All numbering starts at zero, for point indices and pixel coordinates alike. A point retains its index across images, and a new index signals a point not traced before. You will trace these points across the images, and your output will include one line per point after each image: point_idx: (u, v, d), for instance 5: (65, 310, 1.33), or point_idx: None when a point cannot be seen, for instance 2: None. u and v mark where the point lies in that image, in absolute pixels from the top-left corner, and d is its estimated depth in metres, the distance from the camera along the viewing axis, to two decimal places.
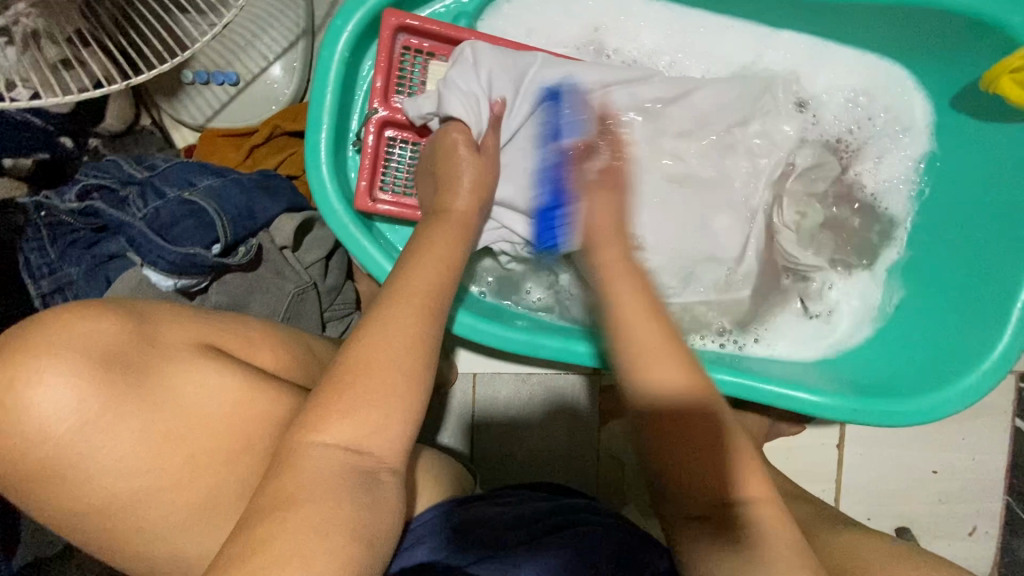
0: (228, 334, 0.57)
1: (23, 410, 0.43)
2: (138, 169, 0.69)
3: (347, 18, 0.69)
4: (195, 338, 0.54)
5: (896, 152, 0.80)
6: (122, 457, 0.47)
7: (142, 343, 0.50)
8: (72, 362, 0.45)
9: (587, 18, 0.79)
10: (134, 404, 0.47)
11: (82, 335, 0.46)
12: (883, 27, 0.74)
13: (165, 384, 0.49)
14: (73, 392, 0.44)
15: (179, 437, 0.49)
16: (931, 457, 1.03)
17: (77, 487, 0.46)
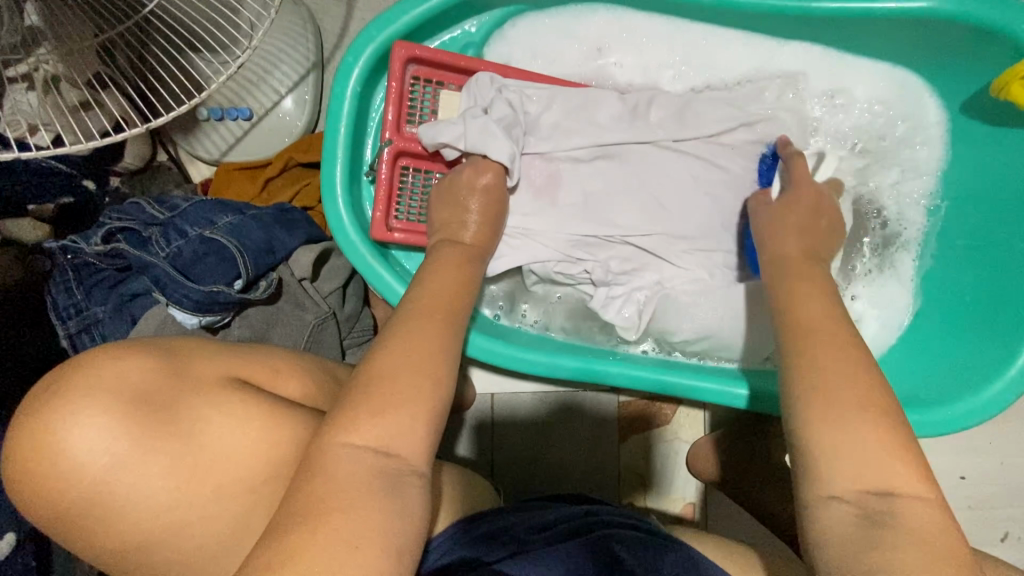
0: (253, 365, 0.58)
1: (58, 452, 0.44)
2: (159, 209, 0.71)
3: (357, 54, 0.71)
4: (223, 371, 0.54)
5: (914, 158, 0.79)
6: (153, 493, 0.47)
7: (172, 379, 0.50)
8: (105, 404, 0.45)
9: (592, 41, 0.79)
10: (163, 441, 0.47)
11: (113, 376, 0.47)
12: (889, 37, 0.74)
13: (193, 420, 0.50)
14: (108, 431, 0.45)
15: (209, 469, 0.50)
16: (958, 462, 1.02)
17: (112, 524, 0.46)
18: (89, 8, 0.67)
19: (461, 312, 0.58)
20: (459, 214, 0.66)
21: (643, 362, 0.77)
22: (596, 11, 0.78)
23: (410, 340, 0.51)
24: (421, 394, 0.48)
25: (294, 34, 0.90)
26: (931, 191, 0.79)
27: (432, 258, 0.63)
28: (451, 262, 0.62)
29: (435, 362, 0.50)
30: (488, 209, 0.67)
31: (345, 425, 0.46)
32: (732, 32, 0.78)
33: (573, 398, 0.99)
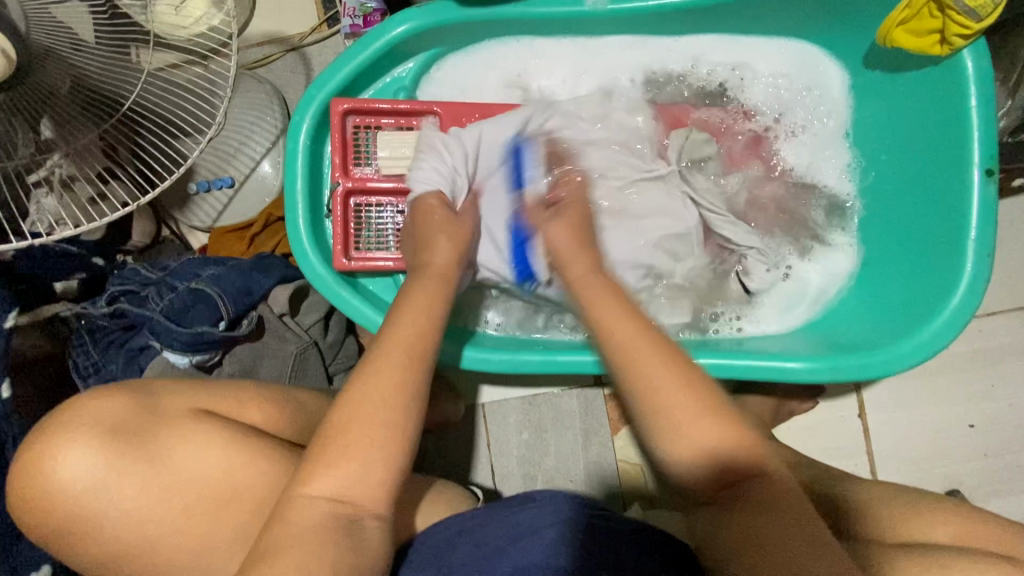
0: (219, 397, 0.65)
1: (51, 473, 0.55)
2: (153, 271, 0.81)
3: (303, 113, 0.81)
4: (191, 404, 0.62)
5: (826, 120, 0.84)
6: (127, 508, 0.56)
7: (146, 412, 0.60)
8: (89, 433, 0.56)
9: (511, 66, 0.88)
10: (135, 462, 0.57)
11: (95, 412, 0.57)
12: (775, 15, 0.80)
13: (162, 445, 0.58)
14: (90, 460, 0.55)
15: (177, 489, 0.58)
16: (965, 411, 0.99)
17: (95, 536, 0.56)
18: (91, 108, 0.72)
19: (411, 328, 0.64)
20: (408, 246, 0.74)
21: None
22: (508, 40, 0.87)
23: (357, 364, 0.59)
24: (361, 391, 0.55)
25: (262, 107, 1.03)
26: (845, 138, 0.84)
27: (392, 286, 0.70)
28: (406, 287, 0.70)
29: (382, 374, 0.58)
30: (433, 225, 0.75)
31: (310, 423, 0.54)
32: (633, 36, 0.86)
33: (561, 398, 1.05)
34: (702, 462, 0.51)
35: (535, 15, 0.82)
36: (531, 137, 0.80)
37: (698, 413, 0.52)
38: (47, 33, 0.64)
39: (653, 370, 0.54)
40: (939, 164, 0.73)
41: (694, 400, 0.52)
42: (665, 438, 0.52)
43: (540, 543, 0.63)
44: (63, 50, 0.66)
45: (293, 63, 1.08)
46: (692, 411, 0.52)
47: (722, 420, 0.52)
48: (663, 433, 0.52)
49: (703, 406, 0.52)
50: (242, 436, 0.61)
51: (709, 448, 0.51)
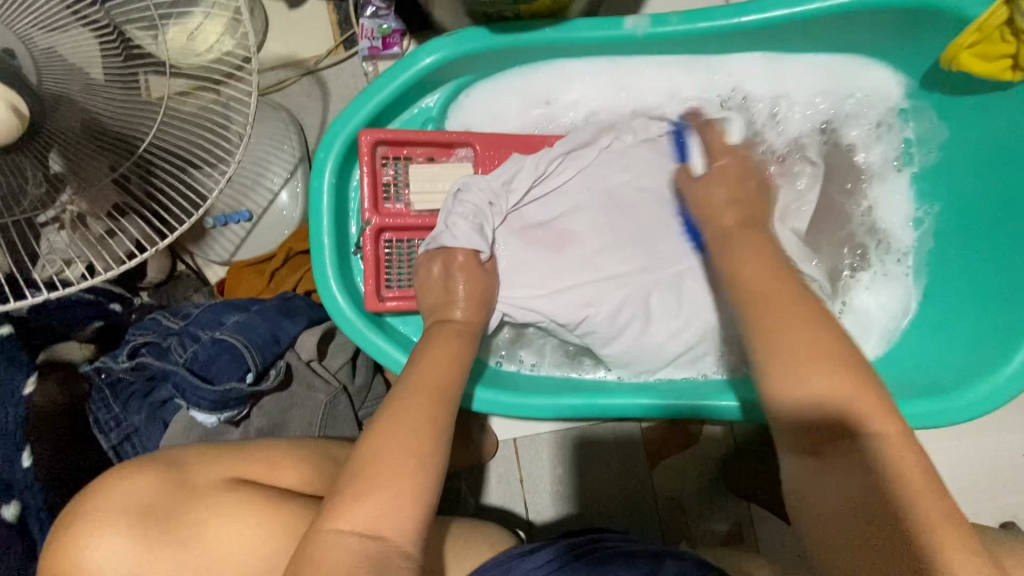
0: (252, 461, 0.59)
1: (79, 563, 0.49)
2: (173, 320, 0.78)
3: (327, 149, 0.77)
4: (224, 474, 0.56)
5: (883, 143, 0.79)
6: None
7: (176, 490, 0.53)
8: (118, 521, 0.50)
9: (543, 92, 0.84)
10: (167, 549, 0.51)
11: (119, 496, 0.51)
12: (827, 34, 0.76)
13: (194, 526, 0.52)
14: (122, 549, 0.49)
15: (212, 573, 0.52)
16: (1020, 439, 0.95)
17: None
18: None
19: (453, 384, 0.60)
20: (448, 294, 0.70)
21: (659, 388, 0.79)
22: (541, 65, 0.82)
23: (394, 423, 0.54)
24: (404, 462, 0.51)
25: (278, 136, 0.99)
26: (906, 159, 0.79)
27: (430, 334, 0.67)
28: (444, 334, 0.66)
29: (428, 441, 0.53)
30: (472, 271, 0.71)
31: (349, 492, 0.50)
32: (672, 59, 0.82)
33: (595, 432, 1.01)
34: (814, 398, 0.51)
35: (571, 40, 0.77)
36: (565, 169, 0.77)
37: (841, 373, 0.51)
38: (58, 78, 0.58)
39: (767, 308, 0.55)
40: (1016, 193, 0.70)
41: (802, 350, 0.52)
42: (777, 375, 0.52)
43: None
44: (76, 95, 0.60)
45: (309, 87, 1.04)
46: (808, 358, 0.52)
47: (836, 365, 0.52)
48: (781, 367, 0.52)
49: (809, 351, 0.52)
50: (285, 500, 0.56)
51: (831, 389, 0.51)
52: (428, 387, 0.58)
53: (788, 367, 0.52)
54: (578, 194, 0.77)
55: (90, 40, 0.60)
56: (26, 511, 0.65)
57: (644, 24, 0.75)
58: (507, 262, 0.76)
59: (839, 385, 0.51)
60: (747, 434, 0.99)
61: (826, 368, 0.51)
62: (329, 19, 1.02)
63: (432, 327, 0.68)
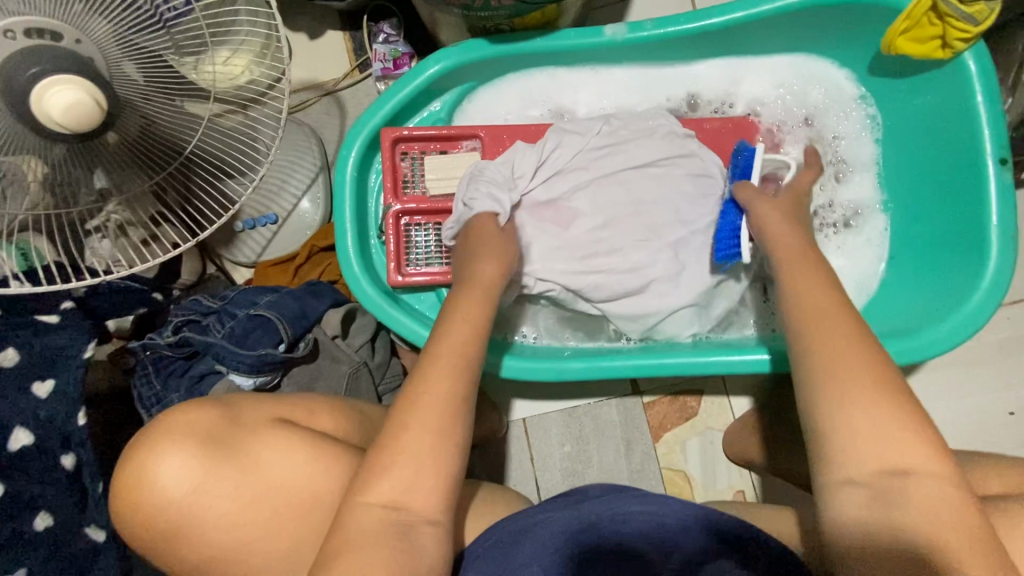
0: (294, 406, 0.65)
1: (150, 481, 0.55)
2: (213, 300, 0.85)
3: (350, 147, 0.88)
4: (271, 412, 0.62)
5: (846, 122, 0.89)
6: (221, 513, 0.56)
7: (232, 423, 0.60)
8: (184, 444, 0.56)
9: (538, 94, 0.95)
10: (224, 469, 0.57)
11: (184, 425, 0.57)
12: (782, 35, 0.87)
13: (248, 453, 0.58)
14: (186, 467, 0.56)
15: (264, 492, 0.58)
16: (1003, 398, 1.00)
17: (191, 541, 0.56)
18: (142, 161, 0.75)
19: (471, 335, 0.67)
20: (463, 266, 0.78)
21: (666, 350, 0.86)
22: (536, 71, 0.94)
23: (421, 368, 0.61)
24: (430, 392, 0.58)
25: (302, 148, 1.10)
26: (862, 135, 0.89)
27: None
28: None
29: (453, 377, 0.60)
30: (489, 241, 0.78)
31: None
32: (650, 62, 0.93)
33: (600, 409, 1.06)
34: (869, 468, 0.54)
35: (561, 47, 0.89)
36: (566, 154, 0.87)
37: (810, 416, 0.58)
38: (128, 89, 0.68)
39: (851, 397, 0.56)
40: (952, 159, 0.79)
41: (883, 434, 0.54)
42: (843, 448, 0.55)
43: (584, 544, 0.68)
44: (140, 103, 0.69)
45: (328, 106, 1.16)
46: (854, 406, 0.55)
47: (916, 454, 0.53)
48: (842, 415, 0.55)
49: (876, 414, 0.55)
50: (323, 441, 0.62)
51: (872, 452, 0.54)
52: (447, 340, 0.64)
53: (851, 432, 0.55)
54: (576, 174, 0.86)
55: (138, 75, 0.68)
56: (83, 463, 0.67)
57: (623, 31, 0.86)
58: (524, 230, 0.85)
59: (933, 462, 0.53)
60: (743, 405, 1.05)
61: (880, 403, 0.55)
62: (345, 47, 1.16)
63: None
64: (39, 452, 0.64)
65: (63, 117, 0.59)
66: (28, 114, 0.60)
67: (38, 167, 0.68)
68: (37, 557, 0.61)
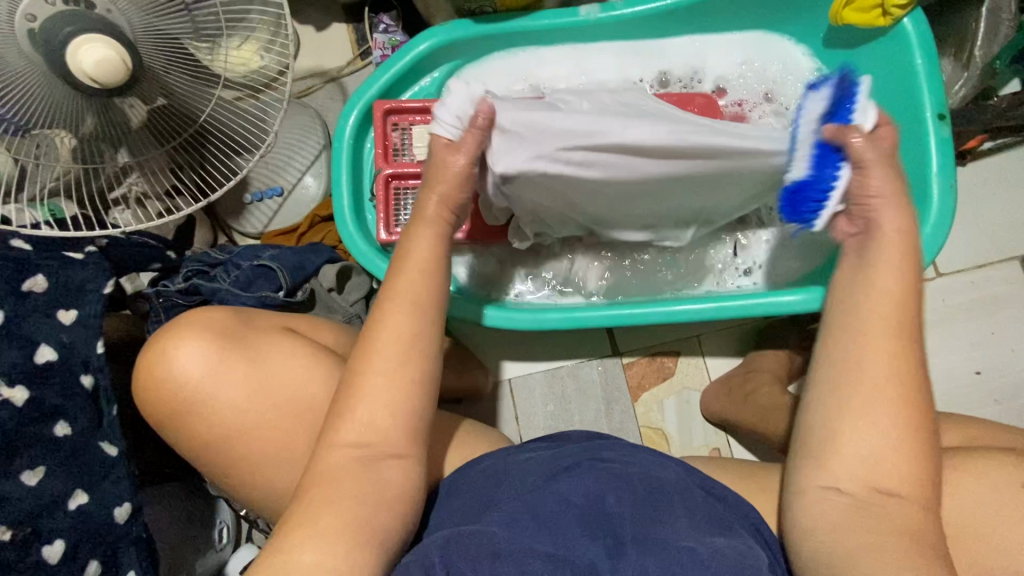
0: (301, 325, 0.73)
1: (169, 364, 0.62)
2: (221, 255, 0.94)
3: (347, 117, 0.96)
4: (280, 325, 0.70)
5: (806, 92, 0.96)
6: (230, 396, 0.62)
7: (243, 326, 0.67)
8: (200, 334, 0.64)
9: (520, 71, 1.03)
10: (235, 358, 0.63)
11: (203, 321, 0.65)
12: (741, 13, 0.95)
13: (258, 348, 0.65)
14: (200, 352, 0.62)
15: (268, 386, 0.63)
16: (969, 359, 1.04)
17: (200, 420, 0.62)
18: (157, 133, 0.84)
19: None
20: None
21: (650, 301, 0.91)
22: (519, 52, 1.03)
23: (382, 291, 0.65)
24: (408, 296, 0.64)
25: (306, 127, 1.19)
26: None
27: None
28: None
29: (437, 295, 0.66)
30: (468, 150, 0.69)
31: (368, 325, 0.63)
32: (624, 42, 1.02)
33: (582, 370, 1.11)
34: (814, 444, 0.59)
35: (540, 27, 0.97)
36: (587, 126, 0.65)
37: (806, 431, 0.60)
38: (152, 58, 0.77)
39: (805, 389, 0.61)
40: (899, 120, 0.86)
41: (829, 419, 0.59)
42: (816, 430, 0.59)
43: (558, 473, 0.72)
44: (161, 73, 0.78)
45: (332, 91, 1.25)
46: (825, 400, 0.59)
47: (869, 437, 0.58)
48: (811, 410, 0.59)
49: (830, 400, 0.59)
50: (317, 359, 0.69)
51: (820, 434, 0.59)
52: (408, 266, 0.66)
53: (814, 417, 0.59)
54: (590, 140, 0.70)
55: (160, 54, 0.77)
56: (100, 385, 0.74)
57: (595, 10, 0.95)
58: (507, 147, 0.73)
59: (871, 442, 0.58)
60: (719, 366, 1.09)
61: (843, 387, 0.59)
62: (348, 37, 1.26)
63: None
64: (64, 369, 0.71)
65: (93, 71, 0.69)
66: (66, 70, 0.70)
67: (67, 139, 0.78)
68: (54, 459, 0.68)
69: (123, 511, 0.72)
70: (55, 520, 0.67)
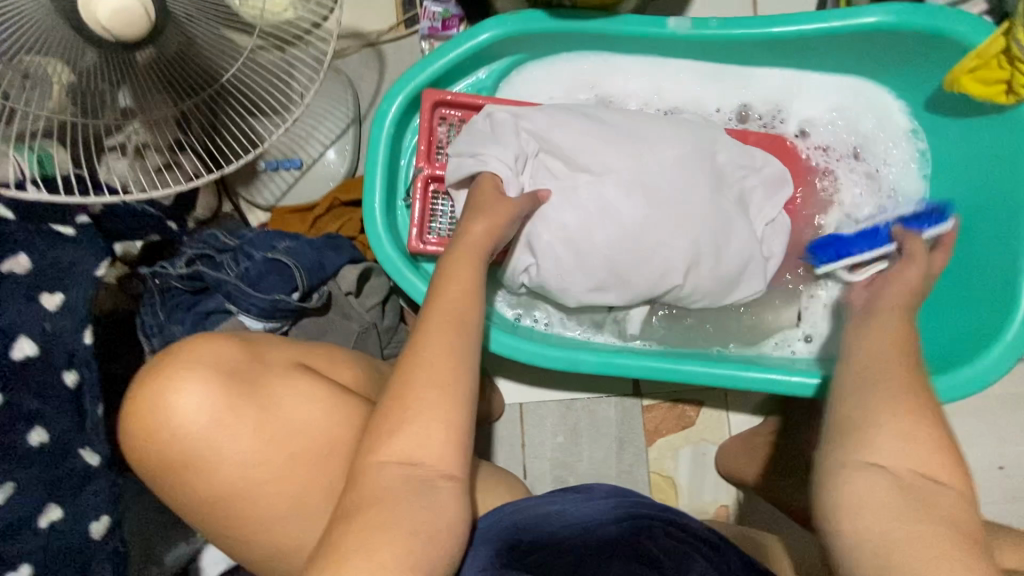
0: (316, 355, 0.65)
1: (168, 410, 0.53)
2: (229, 238, 0.83)
3: (390, 101, 0.85)
4: (293, 356, 0.61)
5: (893, 155, 0.88)
6: (240, 452, 0.54)
7: (252, 361, 0.58)
8: (203, 374, 0.54)
9: (587, 78, 0.92)
10: (246, 407, 0.55)
11: (206, 355, 0.56)
12: (843, 54, 0.85)
13: (269, 393, 0.57)
14: (204, 397, 0.54)
15: (283, 435, 0.56)
16: (995, 453, 1.01)
17: (206, 478, 0.54)
18: (174, 86, 0.71)
19: None
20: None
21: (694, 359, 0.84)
22: (589, 56, 0.92)
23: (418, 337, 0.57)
24: (449, 348, 0.55)
25: (336, 97, 1.07)
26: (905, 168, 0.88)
27: None
28: None
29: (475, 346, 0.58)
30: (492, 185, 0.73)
31: (405, 378, 0.54)
32: (705, 64, 0.91)
33: (598, 405, 1.05)
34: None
35: (621, 32, 0.86)
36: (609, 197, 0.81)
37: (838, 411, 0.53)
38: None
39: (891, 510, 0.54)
40: (1000, 209, 0.78)
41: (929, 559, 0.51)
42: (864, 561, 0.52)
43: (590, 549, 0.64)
44: (183, 18, 0.67)
45: (368, 57, 1.12)
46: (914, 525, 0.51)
47: None
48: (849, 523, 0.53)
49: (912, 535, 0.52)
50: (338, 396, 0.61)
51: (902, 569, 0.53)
52: (451, 311, 0.58)
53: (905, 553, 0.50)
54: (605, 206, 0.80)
55: None
56: (85, 383, 0.66)
57: (686, 25, 0.84)
58: (479, 146, 0.79)
59: None
60: (741, 422, 1.04)
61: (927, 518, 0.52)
62: None
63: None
64: (45, 364, 0.63)
65: (107, 20, 0.57)
66: (76, 13, 0.58)
67: (64, 73, 0.64)
68: (27, 474, 0.61)
69: (99, 526, 0.65)
70: (22, 542, 0.60)
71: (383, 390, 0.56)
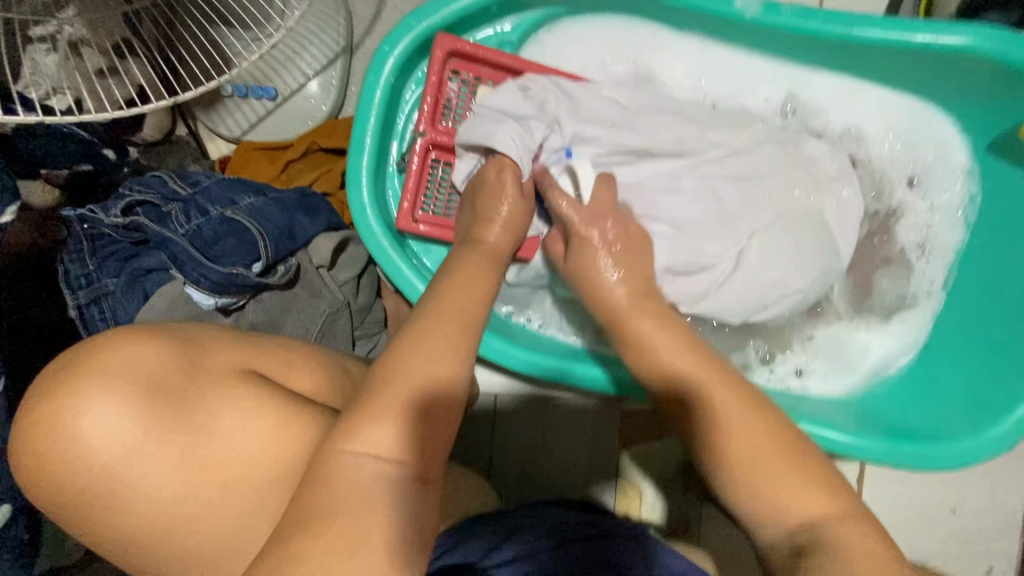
0: (269, 359, 0.55)
1: (71, 430, 0.43)
2: (181, 185, 0.70)
3: (394, 43, 0.70)
4: (241, 362, 0.52)
5: (943, 194, 0.80)
6: (163, 483, 0.46)
7: (188, 371, 0.49)
8: (122, 387, 0.44)
9: (626, 50, 0.79)
10: (174, 431, 0.46)
11: (124, 364, 0.45)
12: (915, 72, 0.75)
13: (205, 412, 0.48)
14: (120, 418, 0.44)
15: (214, 464, 0.48)
16: (950, 495, 1.02)
17: (119, 506, 0.45)
18: None
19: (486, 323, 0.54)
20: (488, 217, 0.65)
21: None
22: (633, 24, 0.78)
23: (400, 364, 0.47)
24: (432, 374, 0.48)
25: (325, 17, 0.89)
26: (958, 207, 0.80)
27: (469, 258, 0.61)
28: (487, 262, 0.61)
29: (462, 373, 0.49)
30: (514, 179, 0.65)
31: (377, 412, 0.45)
32: (761, 54, 0.80)
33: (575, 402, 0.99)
34: None
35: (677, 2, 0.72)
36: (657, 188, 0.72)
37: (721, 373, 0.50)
38: None
39: None
40: None
41: None
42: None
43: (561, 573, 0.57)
44: None
45: None
46: None
47: None
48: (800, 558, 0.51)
49: None
50: (298, 403, 0.52)
51: None
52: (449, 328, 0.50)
53: None
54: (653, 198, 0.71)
55: None
56: None
57: (756, 7, 0.71)
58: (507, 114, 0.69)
59: None
60: None
61: None
62: None
63: (463, 248, 0.62)
64: None
65: None
66: None
67: None
68: None
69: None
70: None
71: (350, 414, 0.46)
